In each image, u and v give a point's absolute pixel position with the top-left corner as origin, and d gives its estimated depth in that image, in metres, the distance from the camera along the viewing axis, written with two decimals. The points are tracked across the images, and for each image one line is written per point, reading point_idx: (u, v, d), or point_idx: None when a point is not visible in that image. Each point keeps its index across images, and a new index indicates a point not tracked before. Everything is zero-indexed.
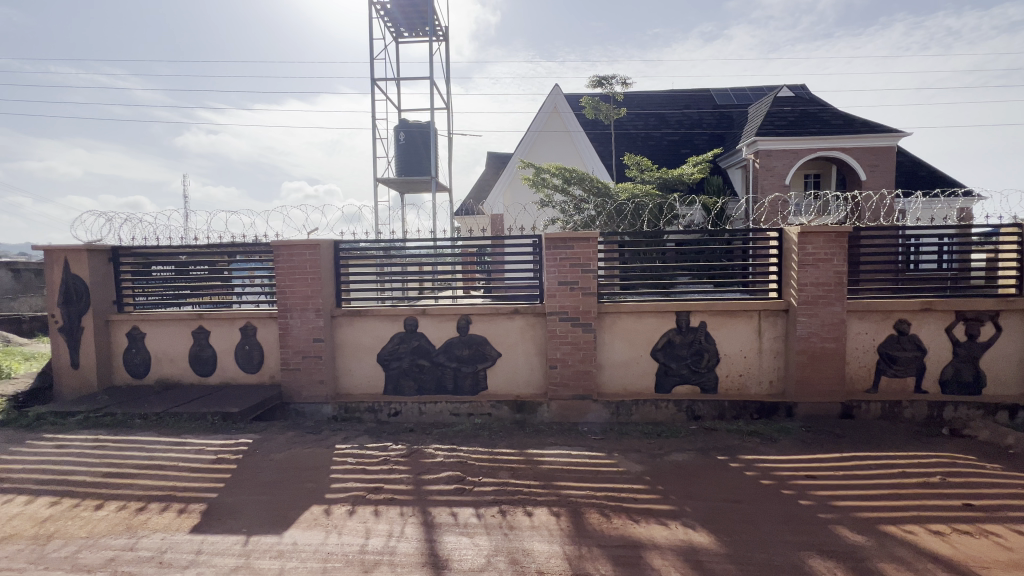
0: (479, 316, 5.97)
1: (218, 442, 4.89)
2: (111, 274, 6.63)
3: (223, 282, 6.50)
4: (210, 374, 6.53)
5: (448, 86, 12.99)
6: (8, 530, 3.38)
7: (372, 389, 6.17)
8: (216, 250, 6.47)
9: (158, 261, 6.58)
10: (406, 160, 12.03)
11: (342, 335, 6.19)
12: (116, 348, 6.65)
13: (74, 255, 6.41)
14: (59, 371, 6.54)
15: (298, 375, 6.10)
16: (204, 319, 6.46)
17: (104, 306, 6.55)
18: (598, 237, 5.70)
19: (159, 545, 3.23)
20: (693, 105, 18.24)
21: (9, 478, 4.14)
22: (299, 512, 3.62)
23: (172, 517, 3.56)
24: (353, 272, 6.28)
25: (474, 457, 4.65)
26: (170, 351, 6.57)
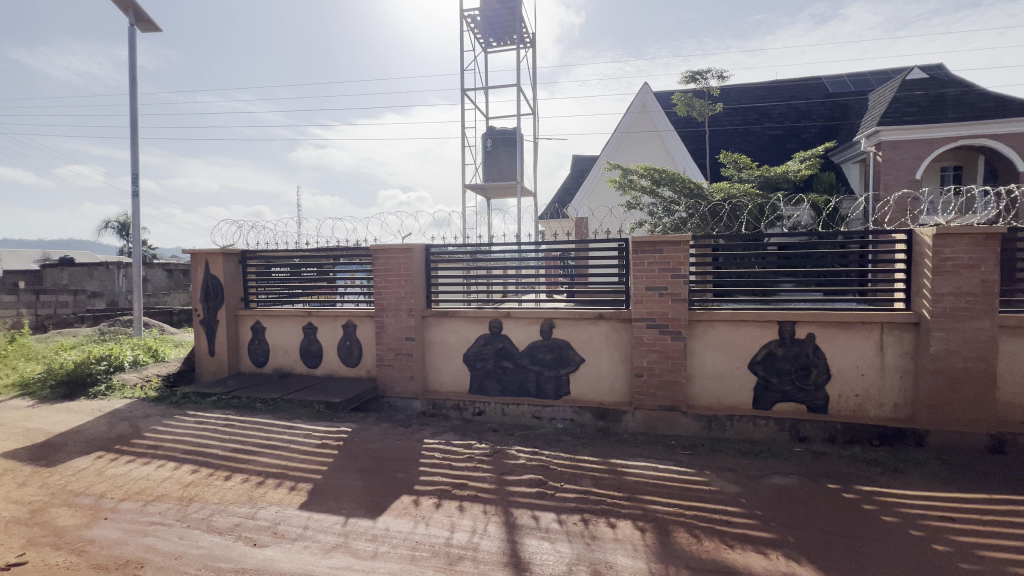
0: (562, 320, 5.94)
1: (323, 429, 5.38)
2: (240, 275, 7.57)
3: (329, 283, 7.15)
4: (317, 366, 7.20)
5: (534, 92, 13.15)
6: (162, 490, 3.99)
7: (458, 388, 6.40)
8: (324, 254, 7.14)
9: (277, 264, 7.42)
10: (493, 166, 12.37)
11: (431, 335, 6.50)
12: (242, 339, 7.58)
13: (213, 258, 7.43)
14: (199, 358, 7.60)
15: (392, 371, 6.52)
16: (313, 316, 7.14)
17: (234, 302, 7.51)
18: (689, 241, 5.42)
19: (274, 517, 3.62)
20: (801, 97, 16.64)
21: (163, 447, 4.90)
22: (392, 499, 3.87)
23: (285, 493, 3.98)
24: (441, 275, 6.58)
25: (556, 462, 4.63)
26: (285, 343, 7.36)
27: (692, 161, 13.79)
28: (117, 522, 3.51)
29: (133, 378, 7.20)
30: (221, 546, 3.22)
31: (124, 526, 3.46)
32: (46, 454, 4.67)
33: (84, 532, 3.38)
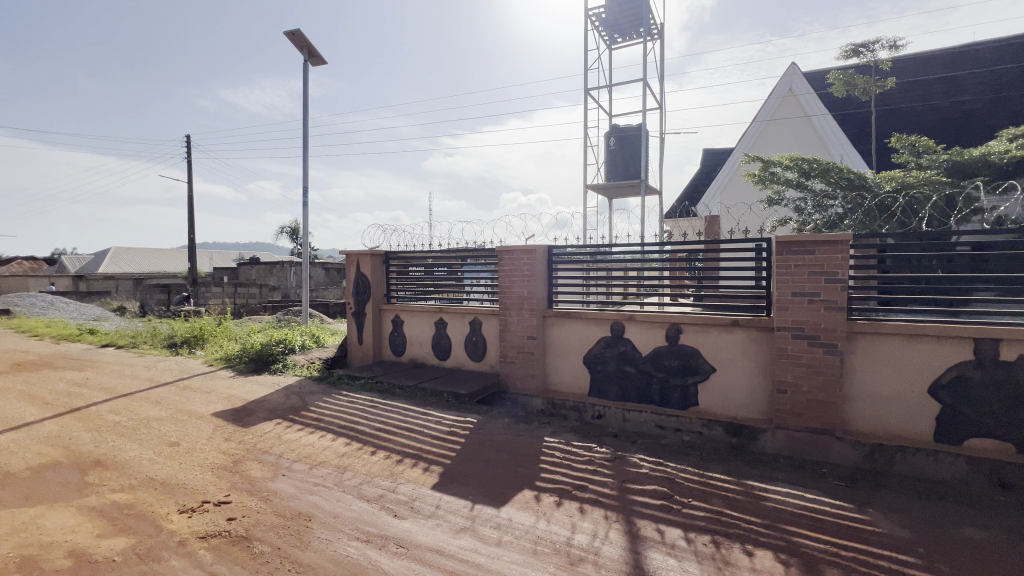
0: (690, 325, 5.58)
1: (452, 417, 5.78)
2: (384, 273, 8.49)
3: (457, 282, 7.67)
4: (446, 358, 7.77)
5: (662, 85, 12.53)
6: (323, 457, 4.67)
7: (578, 390, 6.38)
8: (454, 254, 7.68)
9: (414, 264, 8.18)
10: (616, 165, 12.10)
11: (552, 335, 6.59)
12: (384, 331, 8.49)
13: (363, 258, 8.45)
14: (351, 345, 8.69)
15: (514, 368, 6.75)
16: (444, 312, 7.73)
17: (378, 297, 8.45)
18: (847, 241, 4.70)
19: (411, 493, 3.99)
20: (1010, 59, 13.40)
21: (324, 420, 5.72)
22: (515, 492, 4.01)
23: (419, 473, 4.37)
24: (562, 276, 6.65)
25: (682, 476, 4.37)
26: (419, 336, 8.07)
27: (852, 148, 11.96)
28: (291, 479, 4.18)
29: (301, 359, 8.53)
30: (368, 513, 3.66)
31: (296, 483, 4.11)
32: (242, 416, 5.77)
33: (269, 483, 4.10)
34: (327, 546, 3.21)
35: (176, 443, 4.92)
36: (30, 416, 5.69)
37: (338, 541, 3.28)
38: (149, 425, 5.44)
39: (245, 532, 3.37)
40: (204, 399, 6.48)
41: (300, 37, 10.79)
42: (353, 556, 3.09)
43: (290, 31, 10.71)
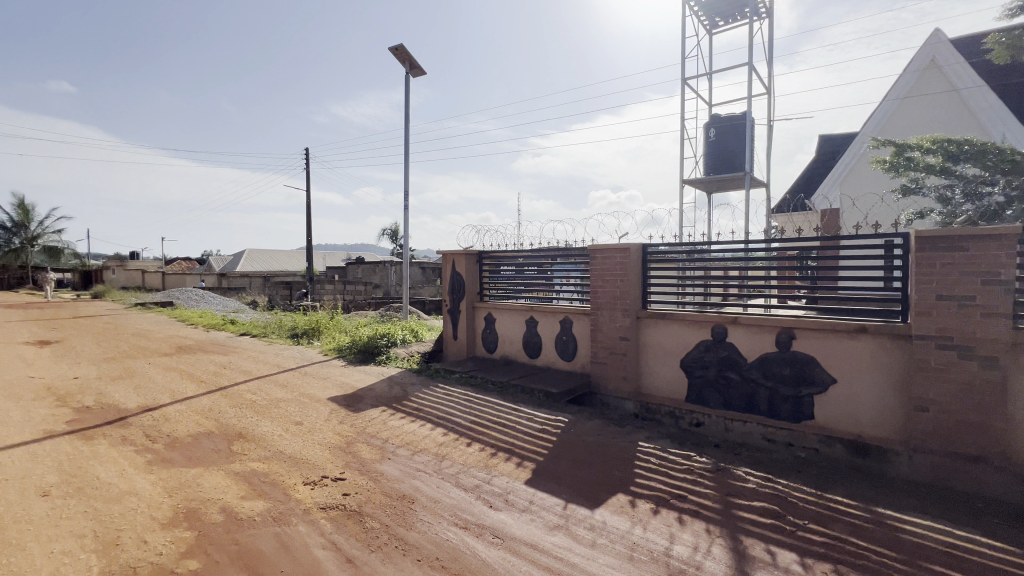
0: (803, 330, 5.07)
1: (543, 415, 5.83)
2: (477, 271, 8.80)
3: (547, 281, 7.72)
4: (536, 357, 7.85)
5: (770, 68, 11.50)
6: (424, 444, 4.96)
7: (674, 395, 6.09)
8: (545, 253, 7.75)
9: (506, 263, 8.38)
10: (717, 157, 11.35)
11: (646, 337, 6.36)
12: (476, 327, 8.79)
13: (458, 258, 8.83)
14: (446, 341, 9.12)
15: (606, 369, 6.63)
16: (534, 311, 7.82)
17: (472, 295, 8.78)
18: (1012, 235, 3.96)
19: (505, 486, 4.10)
20: None
21: (424, 410, 6.07)
22: (609, 495, 3.94)
23: (513, 467, 4.47)
24: (656, 276, 6.40)
25: (796, 495, 3.99)
26: (510, 334, 8.24)
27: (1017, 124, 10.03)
28: (396, 463, 4.50)
29: (402, 352, 9.14)
30: (466, 501, 3.82)
31: (400, 467, 4.42)
32: (353, 402, 6.33)
33: (377, 465, 4.45)
34: (429, 529, 3.40)
35: (300, 422, 5.54)
36: (190, 391, 6.75)
37: (439, 525, 3.46)
38: (278, 405, 6.18)
39: (358, 508, 3.69)
40: (321, 384, 7.22)
41: (402, 51, 11.55)
42: (452, 541, 3.25)
43: (393, 46, 11.50)
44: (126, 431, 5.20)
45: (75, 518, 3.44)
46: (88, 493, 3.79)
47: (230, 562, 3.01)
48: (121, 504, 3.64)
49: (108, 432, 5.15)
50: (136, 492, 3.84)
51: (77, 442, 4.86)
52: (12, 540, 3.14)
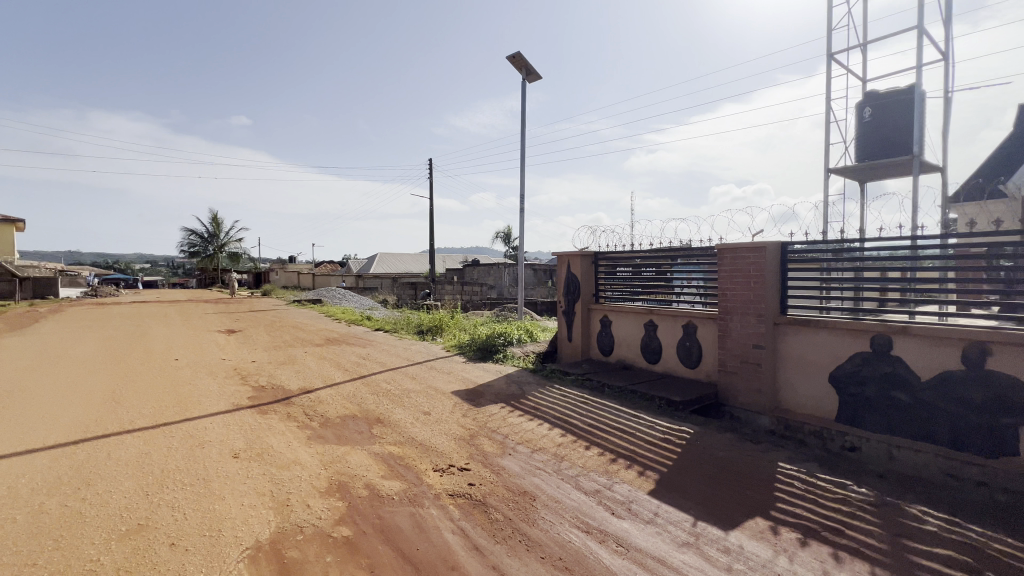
0: (1001, 344, 4.13)
1: (665, 424, 5.53)
2: (592, 273, 8.69)
3: (666, 283, 7.34)
4: (656, 362, 7.49)
5: (949, 28, 9.58)
6: (543, 443, 5.02)
7: (821, 413, 5.35)
8: (664, 254, 7.41)
9: (622, 264, 8.17)
10: (873, 140, 9.77)
11: (785, 346, 5.71)
12: (592, 330, 8.67)
13: (573, 259, 8.82)
14: (560, 342, 9.14)
15: (736, 380, 6.08)
16: (654, 314, 7.48)
17: (587, 297, 8.67)
18: None
19: (627, 494, 3.97)
20: None
21: (541, 410, 6.15)
22: (744, 517, 3.60)
23: (634, 475, 4.31)
24: (796, 278, 5.72)
25: (997, 547, 3.24)
26: (627, 337, 7.98)
27: None
28: (517, 459, 4.62)
29: (518, 351, 9.37)
30: (587, 505, 3.77)
31: (521, 463, 4.52)
32: (474, 397, 6.65)
33: (499, 459, 4.61)
34: (552, 528, 3.43)
35: (428, 412, 5.97)
36: (337, 378, 7.68)
37: (561, 526, 3.47)
38: (409, 395, 6.74)
39: (482, 498, 3.86)
40: (445, 378, 7.71)
41: (519, 58, 11.87)
42: (575, 543, 3.23)
43: (511, 55, 11.89)
44: (291, 409, 6.08)
45: (258, 478, 4.11)
46: (265, 459, 4.50)
47: (375, 534, 3.35)
48: (289, 471, 4.26)
49: (278, 409, 6.07)
50: (300, 462, 4.47)
51: (256, 415, 5.81)
52: (215, 490, 3.86)
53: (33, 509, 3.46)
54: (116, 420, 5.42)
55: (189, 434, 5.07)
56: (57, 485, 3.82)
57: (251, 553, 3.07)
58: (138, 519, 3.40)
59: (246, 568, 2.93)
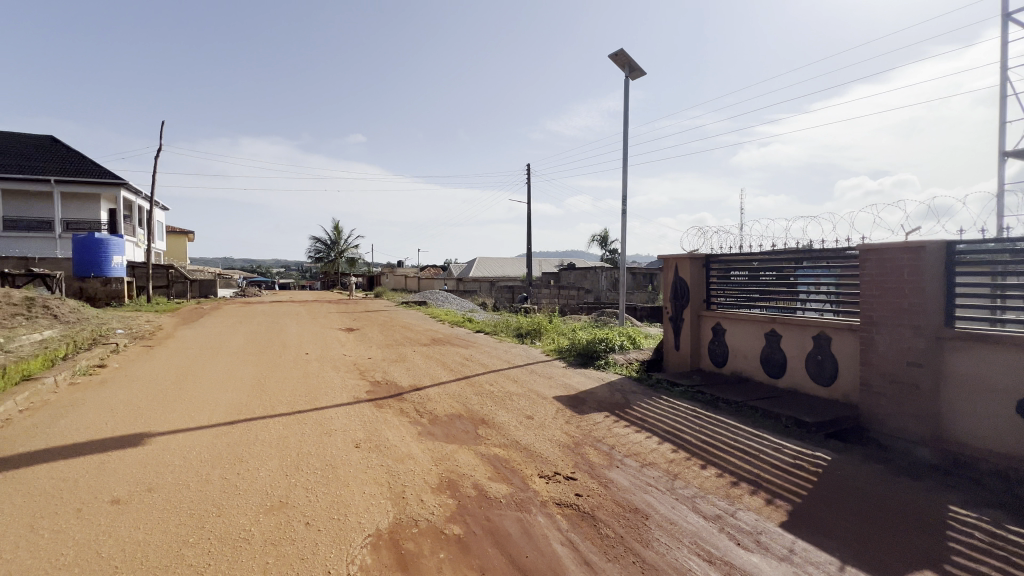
0: None
1: (795, 448, 4.91)
2: (703, 277, 8.08)
3: (790, 288, 6.66)
4: (780, 377, 6.71)
5: None
6: (652, 458, 4.73)
7: (1005, 449, 4.36)
8: (787, 256, 6.76)
9: (737, 267, 7.52)
10: None
11: (952, 365, 4.75)
12: (703, 338, 8.03)
13: (682, 262, 8.24)
14: (667, 350, 8.55)
15: (884, 402, 5.21)
16: (777, 323, 6.72)
17: (697, 303, 8.05)
18: None
19: (754, 523, 3.56)
20: None
21: (648, 421, 5.83)
22: (906, 568, 3.03)
23: (761, 503, 3.86)
24: (967, 283, 4.75)
25: None
26: (745, 348, 7.27)
27: None
28: (625, 472, 4.40)
29: (621, 358, 9.03)
30: (707, 531, 3.45)
31: (630, 478, 4.29)
32: (577, 404, 6.50)
33: (606, 471, 4.43)
34: (668, 552, 3.18)
35: (531, 417, 5.96)
36: (444, 377, 8.01)
37: (678, 551, 3.21)
38: (512, 398, 6.79)
39: (590, 511, 3.72)
40: (546, 383, 7.67)
41: (622, 55, 11.52)
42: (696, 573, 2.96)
43: (614, 53, 11.56)
44: (403, 404, 6.46)
45: (376, 469, 4.38)
46: (382, 451, 4.79)
47: (485, 535, 3.37)
48: (404, 465, 4.49)
49: (392, 404, 6.47)
50: (413, 457, 4.69)
51: (374, 408, 6.26)
52: (340, 476, 4.19)
53: (201, 479, 4.02)
54: (262, 406, 6.17)
55: (318, 422, 5.60)
56: (218, 460, 4.42)
57: (373, 541, 3.25)
58: (279, 496, 3.80)
59: (369, 554, 3.12)
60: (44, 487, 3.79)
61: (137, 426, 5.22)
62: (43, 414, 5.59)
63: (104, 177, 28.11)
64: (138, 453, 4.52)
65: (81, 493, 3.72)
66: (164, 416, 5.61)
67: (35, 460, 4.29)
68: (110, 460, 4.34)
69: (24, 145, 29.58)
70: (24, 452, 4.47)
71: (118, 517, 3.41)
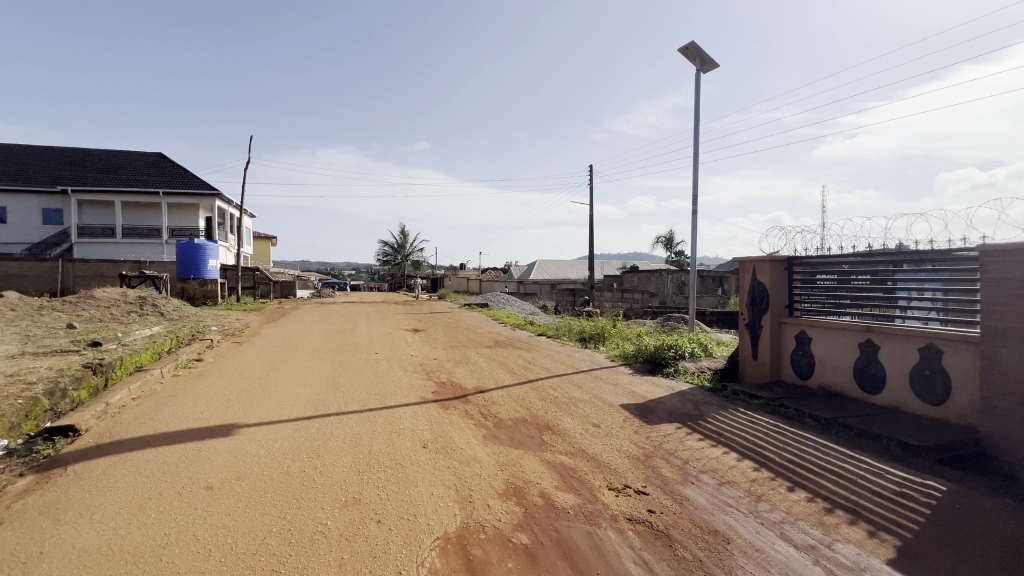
0: None
1: (901, 475, 4.36)
2: (786, 281, 7.46)
3: (888, 294, 6.02)
4: (878, 393, 6.02)
5: None
6: (732, 476, 4.39)
7: None
8: (885, 257, 6.13)
9: (824, 270, 6.87)
10: None
11: None
12: (785, 347, 7.40)
13: (760, 265, 7.66)
14: (743, 359, 7.98)
15: (1013, 427, 4.50)
16: (875, 333, 6.03)
17: (778, 309, 7.44)
18: None
19: (855, 558, 3.18)
20: None
21: (724, 436, 5.45)
22: None
23: (862, 535, 3.45)
24: None
25: None
26: (835, 359, 6.60)
27: None
28: (702, 490, 4.11)
29: (692, 367, 8.57)
30: (800, 563, 3.13)
31: (707, 496, 4.01)
32: (646, 413, 6.23)
33: (680, 487, 4.17)
34: None
35: (597, 424, 5.78)
36: (507, 380, 8.01)
37: None
38: (577, 404, 6.64)
39: (665, 529, 3.51)
40: (612, 390, 7.43)
41: (693, 48, 11.00)
42: None
43: (684, 45, 11.06)
44: (468, 407, 6.51)
45: (443, 470, 4.43)
46: (449, 453, 4.84)
47: (554, 547, 3.27)
48: (470, 468, 4.50)
49: (458, 405, 6.54)
50: (479, 460, 4.69)
51: (439, 409, 6.35)
52: (409, 476, 4.27)
53: (283, 471, 4.26)
54: (336, 402, 6.47)
55: (388, 421, 5.77)
56: (298, 453, 4.67)
57: (441, 544, 3.26)
58: (353, 492, 3.93)
59: (438, 557, 3.12)
60: (151, 470, 4.18)
61: (228, 417, 5.66)
62: (152, 402, 6.22)
63: (203, 189, 31.17)
64: (229, 443, 4.87)
65: (182, 478, 4.06)
66: (251, 409, 6.04)
67: (145, 444, 4.76)
68: (205, 448, 4.72)
69: (139, 162, 33.52)
70: (136, 436, 4.97)
71: (212, 502, 3.68)
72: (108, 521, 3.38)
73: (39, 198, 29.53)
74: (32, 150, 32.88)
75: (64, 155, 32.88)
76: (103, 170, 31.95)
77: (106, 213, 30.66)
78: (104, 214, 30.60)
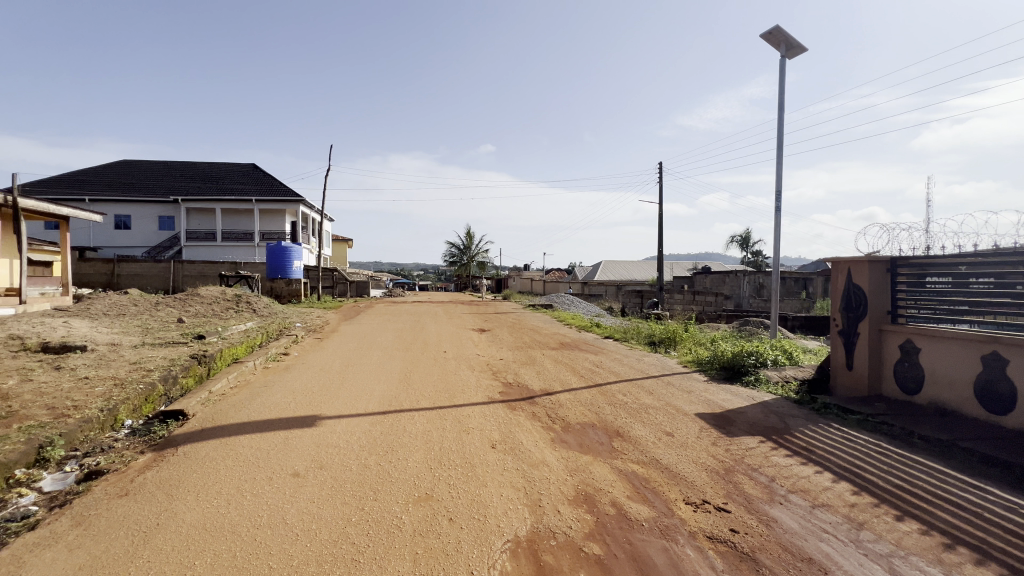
0: None
1: None
2: (888, 284, 6.70)
3: (1017, 300, 5.24)
4: (1007, 414, 5.23)
5: None
6: (827, 499, 3.99)
7: None
8: (1014, 257, 5.33)
9: (936, 271, 6.08)
10: None
11: None
12: (887, 358, 6.64)
13: (857, 266, 6.91)
14: (834, 370, 7.26)
15: None
16: (1002, 344, 5.25)
17: (879, 315, 6.69)
18: None
19: None
20: None
21: (816, 453, 4.97)
22: None
23: None
24: None
25: None
26: (950, 373, 5.81)
27: None
28: (792, 512, 3.77)
29: (775, 376, 7.95)
30: None
31: (798, 519, 3.67)
32: (724, 424, 5.85)
33: (766, 507, 3.85)
34: None
35: (671, 434, 5.51)
36: (574, 383, 7.88)
37: None
38: (648, 411, 6.38)
39: (751, 551, 3.25)
40: (686, 397, 7.06)
41: (777, 33, 10.23)
42: None
43: (767, 31, 10.33)
44: (535, 409, 6.47)
45: (512, 472, 4.42)
46: (517, 455, 4.82)
47: (628, 560, 3.14)
48: (539, 471, 4.45)
49: (525, 407, 6.53)
50: (547, 464, 4.63)
51: (507, 410, 6.37)
52: (479, 476, 4.31)
53: (361, 463, 4.46)
54: (408, 399, 6.70)
55: (458, 419, 5.88)
56: (374, 446, 4.88)
57: (512, 547, 3.24)
58: (425, 488, 4.02)
59: (509, 560, 3.10)
60: (246, 455, 4.55)
61: (312, 409, 6.04)
62: (246, 391, 6.79)
63: (289, 196, 33.83)
64: (313, 433, 5.20)
65: (273, 463, 4.38)
66: (331, 402, 6.41)
67: (241, 431, 5.20)
68: (292, 437, 5.06)
69: (236, 172, 37.06)
70: (234, 423, 5.44)
71: (299, 489, 3.92)
72: (212, 500, 3.71)
73: (156, 207, 33.47)
74: (151, 166, 37.36)
75: (176, 169, 37.07)
76: (207, 181, 35.65)
77: (209, 219, 34.12)
78: (207, 221, 34.08)
